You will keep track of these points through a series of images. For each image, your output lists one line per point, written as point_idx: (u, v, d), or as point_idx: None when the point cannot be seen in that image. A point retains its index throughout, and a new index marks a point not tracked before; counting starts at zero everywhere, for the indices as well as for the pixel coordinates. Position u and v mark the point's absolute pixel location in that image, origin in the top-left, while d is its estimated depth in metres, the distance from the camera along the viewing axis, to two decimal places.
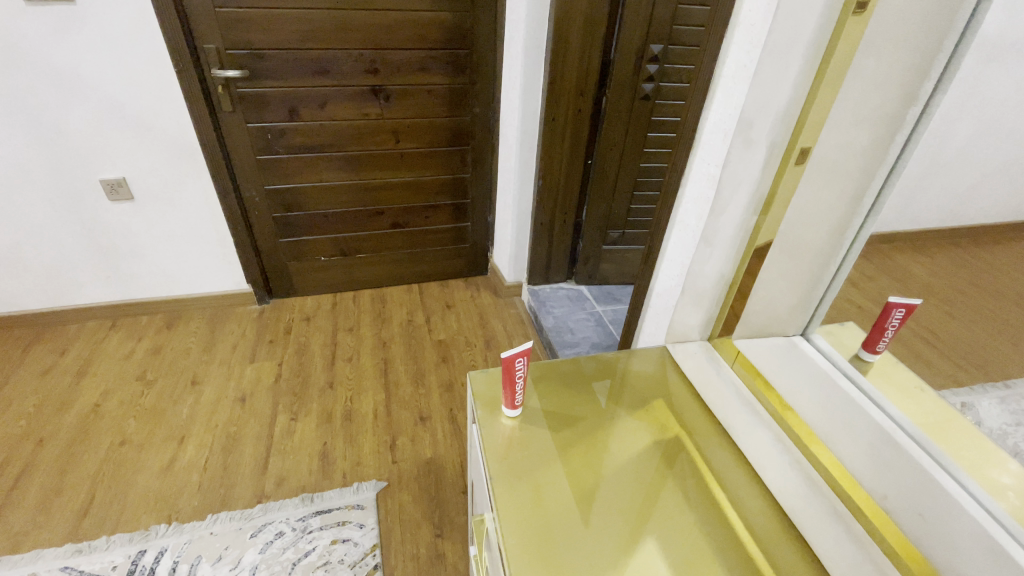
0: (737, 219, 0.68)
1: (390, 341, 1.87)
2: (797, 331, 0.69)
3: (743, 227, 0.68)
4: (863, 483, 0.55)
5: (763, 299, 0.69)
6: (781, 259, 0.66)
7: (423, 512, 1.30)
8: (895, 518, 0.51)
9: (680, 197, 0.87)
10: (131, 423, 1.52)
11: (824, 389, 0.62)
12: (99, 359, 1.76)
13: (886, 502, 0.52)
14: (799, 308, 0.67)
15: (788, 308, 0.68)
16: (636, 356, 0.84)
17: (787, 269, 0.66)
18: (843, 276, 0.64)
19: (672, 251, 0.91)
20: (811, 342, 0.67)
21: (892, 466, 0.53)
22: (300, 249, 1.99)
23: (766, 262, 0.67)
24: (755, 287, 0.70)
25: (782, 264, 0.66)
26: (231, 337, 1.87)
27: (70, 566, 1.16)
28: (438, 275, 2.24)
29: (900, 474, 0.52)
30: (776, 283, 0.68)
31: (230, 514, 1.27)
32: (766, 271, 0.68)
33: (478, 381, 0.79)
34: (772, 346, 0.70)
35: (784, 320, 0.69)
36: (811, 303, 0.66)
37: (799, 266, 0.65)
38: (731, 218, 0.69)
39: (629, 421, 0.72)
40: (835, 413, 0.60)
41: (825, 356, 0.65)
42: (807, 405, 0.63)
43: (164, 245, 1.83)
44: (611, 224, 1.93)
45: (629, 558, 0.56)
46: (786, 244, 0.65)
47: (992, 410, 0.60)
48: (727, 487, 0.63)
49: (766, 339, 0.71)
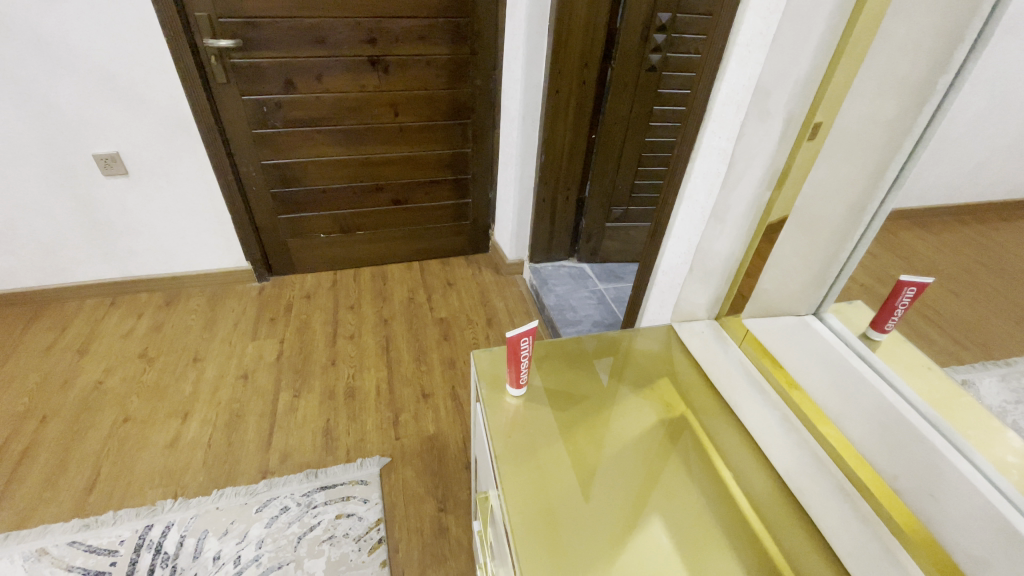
0: (750, 192, 0.66)
1: (391, 319, 1.86)
2: (810, 311, 0.65)
3: (757, 201, 0.66)
4: (875, 463, 0.53)
5: (776, 277, 0.66)
6: (796, 236, 0.63)
7: (426, 486, 1.32)
8: (906, 499, 0.50)
9: (689, 170, 0.85)
10: (134, 400, 1.52)
11: (838, 370, 0.59)
12: (100, 337, 1.75)
13: (897, 482, 0.51)
14: (812, 287, 0.62)
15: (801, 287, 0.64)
16: (640, 335, 0.83)
17: (800, 244, 0.63)
18: (859, 254, 0.61)
19: (679, 227, 0.90)
20: (823, 321, 0.65)
21: (904, 446, 0.52)
22: (299, 226, 1.96)
23: (779, 239, 0.65)
24: (768, 263, 0.67)
25: (796, 239, 0.63)
26: (232, 314, 1.86)
27: (78, 540, 1.17)
28: (439, 253, 2.22)
29: (914, 453, 0.51)
30: (788, 260, 0.64)
31: (235, 490, 1.28)
32: (780, 248, 0.65)
33: (482, 360, 0.78)
34: (783, 327, 0.67)
35: (796, 299, 0.65)
36: (825, 283, 0.63)
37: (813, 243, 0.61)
38: (746, 192, 0.66)
39: (633, 400, 0.72)
40: (845, 392, 0.58)
41: (837, 335, 0.62)
42: (818, 386, 0.61)
43: (161, 221, 1.80)
44: (615, 200, 1.90)
45: (633, 534, 0.57)
46: (802, 219, 0.61)
47: (992, 388, 0.55)
48: (730, 465, 0.63)
49: (777, 319, 0.68)
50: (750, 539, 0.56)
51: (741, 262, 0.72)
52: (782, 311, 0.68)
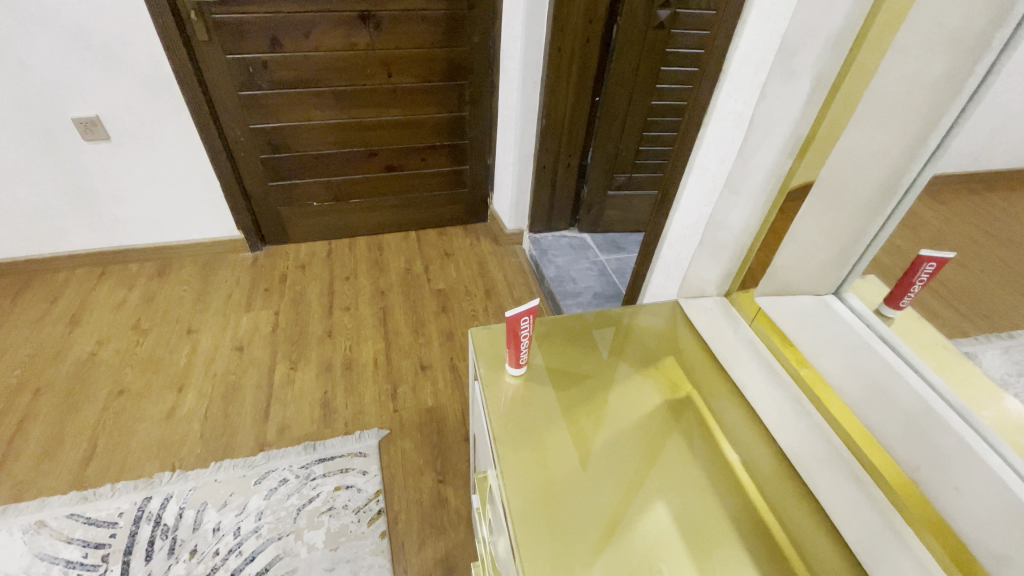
0: (771, 160, 0.60)
1: (388, 290, 1.83)
2: (830, 290, 0.58)
3: (777, 170, 0.61)
4: (892, 452, 0.49)
5: (795, 255, 0.59)
6: (819, 208, 0.55)
7: (425, 458, 1.32)
8: (928, 492, 0.46)
9: (700, 136, 0.80)
10: (129, 372, 1.50)
11: (860, 358, 0.53)
12: (91, 308, 1.72)
13: (916, 473, 0.47)
14: (834, 265, 0.55)
15: (822, 264, 0.56)
16: (644, 311, 0.80)
17: (822, 216, 0.55)
18: (889, 231, 0.53)
19: (689, 198, 0.85)
20: (844, 302, 0.57)
21: (928, 438, 0.46)
22: (291, 194, 1.90)
23: (800, 213, 0.58)
24: (786, 239, 0.60)
25: (819, 210, 0.55)
26: (225, 284, 1.82)
27: (76, 512, 1.17)
28: (436, 221, 2.16)
29: (938, 447, 0.46)
30: (809, 236, 0.57)
31: (233, 462, 1.28)
32: (800, 222, 0.58)
33: (479, 339, 0.74)
34: (800, 309, 0.59)
35: (816, 277, 0.58)
36: (850, 258, 0.54)
37: (839, 215, 0.53)
38: (767, 160, 0.61)
39: (637, 379, 0.69)
40: (865, 378, 0.52)
41: (860, 317, 0.55)
42: (835, 370, 0.55)
43: (149, 189, 1.74)
44: (618, 167, 1.84)
45: (637, 519, 0.55)
46: (827, 192, 0.54)
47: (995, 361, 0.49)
48: (736, 446, 0.61)
49: (794, 299, 0.61)
50: (755, 522, 0.54)
51: (755, 237, 0.67)
52: (799, 290, 0.60)
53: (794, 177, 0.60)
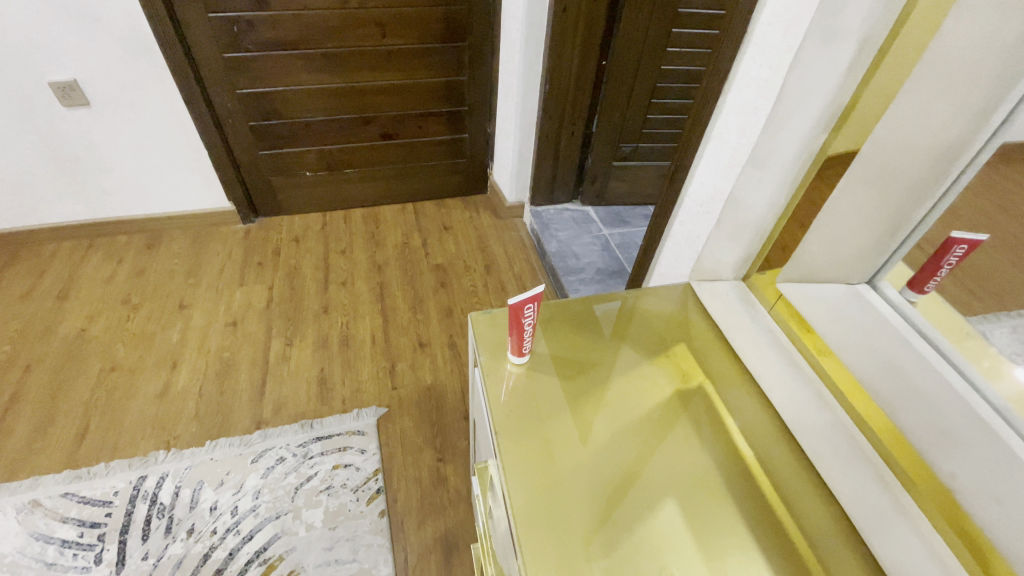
0: (804, 134, 0.55)
1: (385, 264, 1.78)
2: (864, 279, 0.52)
3: (810, 145, 0.55)
4: (927, 458, 0.45)
5: (828, 239, 0.53)
6: (857, 188, 0.49)
7: (424, 436, 1.30)
8: (965, 501, 0.43)
9: (719, 105, 0.74)
10: (121, 348, 1.47)
11: (895, 355, 0.48)
12: (80, 281, 1.67)
13: (954, 481, 0.43)
14: (871, 252, 0.50)
15: (858, 251, 0.50)
16: (655, 294, 0.75)
17: (860, 197, 0.49)
18: (939, 212, 0.46)
19: (704, 172, 0.80)
20: (878, 291, 0.52)
21: (968, 446, 0.42)
22: (283, 163, 1.83)
23: (834, 191, 0.52)
24: (816, 220, 0.55)
25: (858, 190, 0.49)
26: (217, 258, 1.77)
27: (71, 491, 1.15)
28: (434, 193, 2.09)
29: (978, 457, 0.42)
30: (842, 219, 0.52)
31: (229, 440, 1.26)
32: (834, 203, 0.52)
33: (480, 325, 0.70)
34: (828, 298, 0.54)
35: (847, 264, 0.52)
36: (889, 245, 0.49)
37: (882, 197, 0.47)
38: (799, 134, 0.55)
39: (647, 368, 0.66)
40: (897, 378, 0.48)
41: (897, 310, 0.50)
42: (865, 366, 0.51)
43: (134, 158, 1.67)
44: (624, 137, 1.76)
45: (644, 516, 0.52)
46: (868, 169, 0.48)
47: None
48: (751, 441, 0.58)
49: (822, 287, 0.55)
50: (773, 523, 0.51)
51: (779, 219, 0.62)
52: (829, 278, 0.55)
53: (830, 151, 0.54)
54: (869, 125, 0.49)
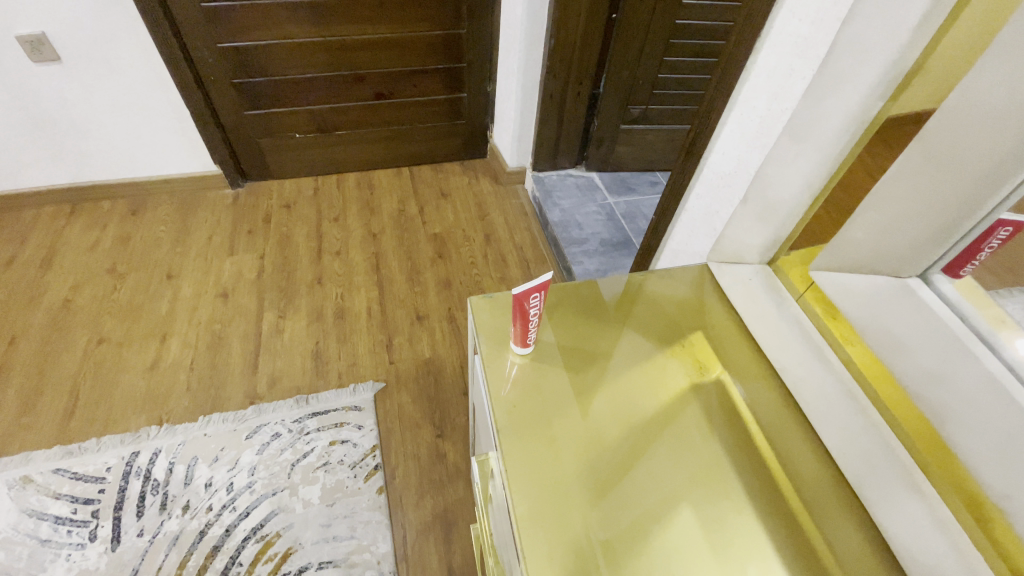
0: (855, 103, 0.48)
1: (380, 233, 1.71)
2: (917, 273, 0.45)
3: (862, 116, 0.48)
4: (975, 475, 0.41)
5: (876, 226, 0.47)
6: (920, 169, 0.42)
7: (423, 411, 1.27)
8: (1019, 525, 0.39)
9: (748, 67, 0.66)
10: (108, 320, 1.42)
11: (946, 360, 0.42)
12: (63, 249, 1.60)
13: (1007, 503, 0.39)
14: (930, 243, 0.43)
15: (911, 242, 0.44)
16: (670, 277, 0.70)
17: (921, 177, 0.42)
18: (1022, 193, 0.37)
19: (727, 141, 0.73)
20: (935, 288, 0.45)
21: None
22: (271, 124, 1.73)
23: (892, 171, 0.45)
24: (862, 203, 0.48)
25: (917, 170, 0.42)
26: (205, 225, 1.70)
27: (62, 468, 1.13)
28: (431, 157, 1.99)
29: None
30: (894, 204, 0.45)
31: (222, 416, 1.23)
32: (889, 185, 0.45)
33: (480, 311, 0.65)
34: (871, 291, 0.48)
35: (899, 254, 0.45)
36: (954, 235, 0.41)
37: (949, 178, 0.40)
38: (850, 104, 0.48)
39: (660, 359, 0.61)
40: (945, 386, 0.43)
41: (953, 308, 0.43)
42: (910, 371, 0.45)
43: (112, 118, 1.57)
44: (633, 98, 1.65)
45: (658, 523, 0.48)
46: (935, 146, 0.40)
47: None
48: (773, 441, 0.54)
49: (863, 279, 0.50)
50: (795, 534, 0.48)
51: (816, 199, 0.56)
52: (874, 269, 0.48)
53: (887, 123, 0.47)
54: (936, 95, 0.41)
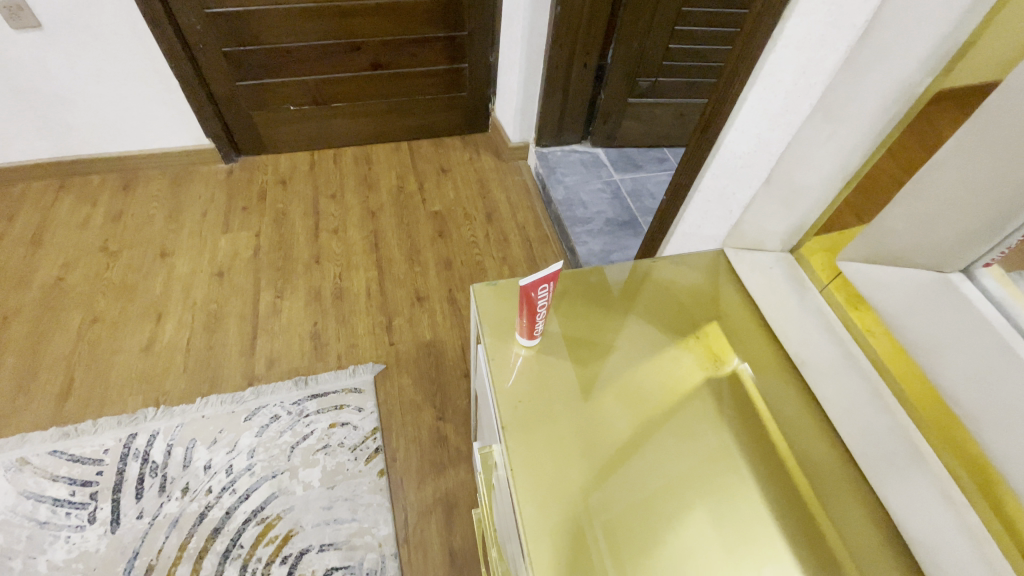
0: (901, 79, 0.44)
1: (379, 210, 1.66)
2: (960, 268, 0.41)
3: (908, 93, 0.44)
4: (1013, 487, 0.39)
5: (920, 215, 0.43)
6: (973, 153, 0.38)
7: (423, 394, 1.26)
8: None
9: (774, 37, 0.61)
10: (102, 299, 1.39)
11: (986, 362, 0.39)
12: (53, 226, 1.56)
13: None
14: (978, 235, 0.39)
15: (958, 234, 0.40)
16: (684, 264, 0.66)
17: (974, 162, 0.38)
18: None
19: (746, 118, 0.68)
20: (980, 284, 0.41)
21: None
22: (264, 95, 1.66)
23: (941, 155, 0.40)
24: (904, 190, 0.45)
25: (972, 154, 0.38)
26: (199, 201, 1.65)
27: (59, 449, 1.12)
28: (430, 131, 1.93)
29: None
30: (940, 192, 0.41)
31: (220, 398, 1.21)
32: (936, 171, 0.41)
33: (485, 299, 0.61)
34: (906, 285, 0.45)
35: (939, 247, 0.42)
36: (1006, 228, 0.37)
37: (1007, 165, 0.36)
38: (895, 79, 0.44)
39: (673, 352, 0.58)
40: (985, 390, 0.40)
41: (998, 307, 0.39)
42: (946, 372, 0.42)
43: (97, 89, 1.50)
44: (642, 70, 1.58)
45: (671, 526, 0.46)
46: (993, 128, 0.36)
47: None
48: (791, 440, 0.51)
49: (898, 272, 0.46)
50: (814, 539, 0.46)
51: (848, 183, 0.53)
52: (915, 262, 0.44)
53: (936, 101, 0.43)
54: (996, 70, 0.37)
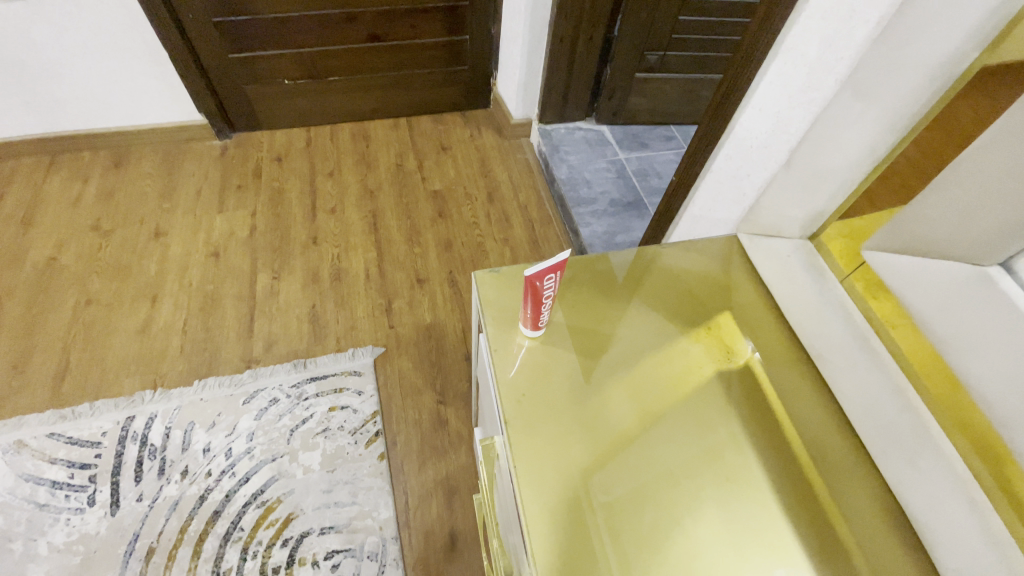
0: (944, 53, 0.40)
1: (377, 189, 1.62)
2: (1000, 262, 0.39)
3: (951, 69, 0.40)
4: None
5: (960, 203, 0.40)
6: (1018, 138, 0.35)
7: (424, 377, 1.24)
8: None
9: (799, 7, 0.56)
10: (96, 279, 1.36)
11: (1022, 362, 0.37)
12: (44, 204, 1.53)
13: None
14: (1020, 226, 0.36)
15: (998, 224, 0.37)
16: (695, 250, 0.63)
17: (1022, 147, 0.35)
18: None
19: (764, 96, 0.64)
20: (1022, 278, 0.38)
21: None
22: (257, 69, 1.60)
23: (982, 140, 0.37)
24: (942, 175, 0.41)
25: (1019, 139, 0.35)
26: (193, 179, 1.61)
27: (57, 432, 1.11)
28: (430, 106, 1.87)
29: None
30: (980, 180, 0.38)
31: (218, 380, 1.20)
32: (976, 158, 0.38)
33: (487, 287, 0.59)
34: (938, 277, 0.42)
35: (977, 239, 0.39)
36: None
37: None
38: (938, 53, 0.40)
39: (683, 343, 0.55)
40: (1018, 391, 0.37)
41: None
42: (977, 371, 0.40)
43: (84, 62, 1.44)
44: (650, 43, 1.52)
45: (679, 524, 0.44)
46: None
47: None
48: (805, 436, 0.49)
49: (930, 263, 0.43)
50: (828, 540, 0.44)
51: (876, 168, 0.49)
52: (949, 254, 0.42)
53: (983, 76, 0.39)
54: None
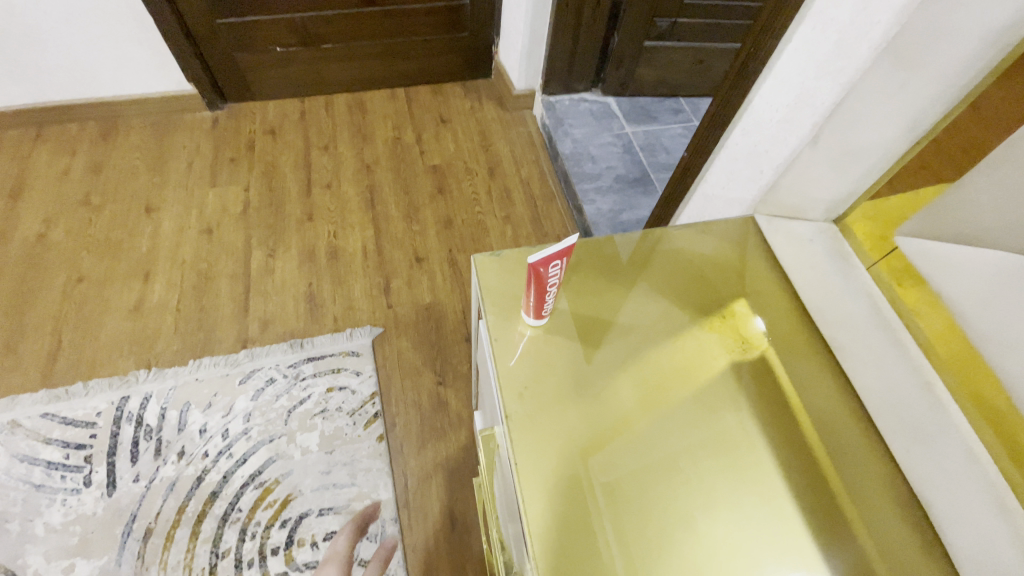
0: (1001, 17, 0.36)
1: (374, 164, 1.57)
2: None
3: (1008, 34, 0.36)
4: None
5: (1015, 186, 0.36)
6: None
7: (423, 358, 1.22)
8: None
9: None
10: (86, 257, 1.33)
11: None
12: (31, 178, 1.48)
13: None
14: None
15: None
16: (709, 231, 0.59)
17: None
18: None
19: (788, 64, 0.59)
20: None
21: None
22: (247, 35, 1.53)
23: None
24: (995, 154, 0.38)
25: None
26: (183, 152, 1.56)
27: (51, 412, 1.09)
28: (429, 76, 1.80)
29: None
30: None
31: (213, 360, 1.17)
32: None
33: (488, 272, 0.55)
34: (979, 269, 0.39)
35: None
36: None
37: None
38: (996, 15, 0.36)
39: (695, 331, 0.52)
40: None
41: None
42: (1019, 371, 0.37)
43: (66, 28, 1.37)
44: (661, 10, 1.44)
45: (690, 524, 0.42)
46: None
47: None
48: (824, 433, 0.46)
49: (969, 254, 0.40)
50: (847, 546, 0.41)
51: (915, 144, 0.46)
52: (995, 243, 0.37)
53: None
54: None
